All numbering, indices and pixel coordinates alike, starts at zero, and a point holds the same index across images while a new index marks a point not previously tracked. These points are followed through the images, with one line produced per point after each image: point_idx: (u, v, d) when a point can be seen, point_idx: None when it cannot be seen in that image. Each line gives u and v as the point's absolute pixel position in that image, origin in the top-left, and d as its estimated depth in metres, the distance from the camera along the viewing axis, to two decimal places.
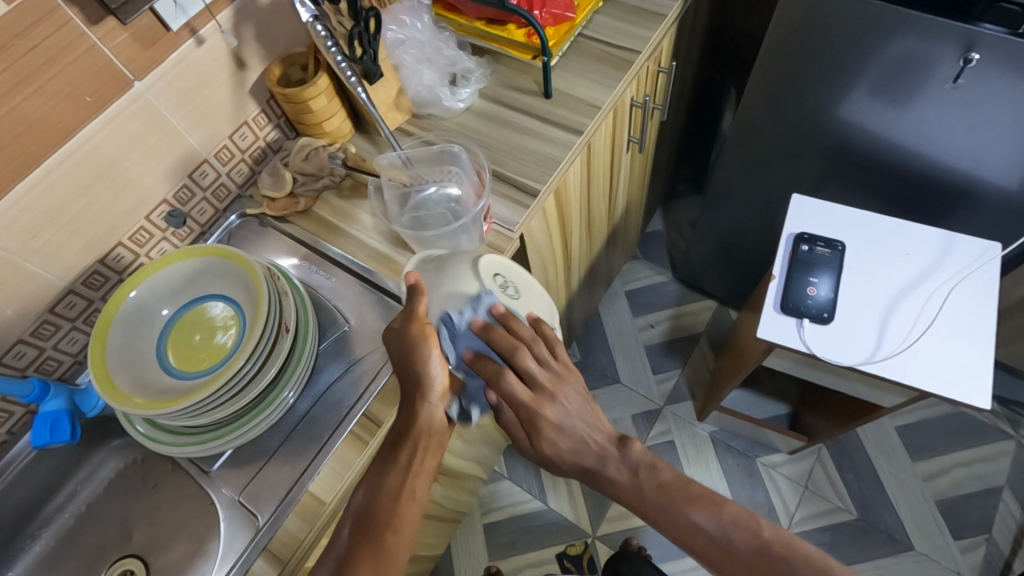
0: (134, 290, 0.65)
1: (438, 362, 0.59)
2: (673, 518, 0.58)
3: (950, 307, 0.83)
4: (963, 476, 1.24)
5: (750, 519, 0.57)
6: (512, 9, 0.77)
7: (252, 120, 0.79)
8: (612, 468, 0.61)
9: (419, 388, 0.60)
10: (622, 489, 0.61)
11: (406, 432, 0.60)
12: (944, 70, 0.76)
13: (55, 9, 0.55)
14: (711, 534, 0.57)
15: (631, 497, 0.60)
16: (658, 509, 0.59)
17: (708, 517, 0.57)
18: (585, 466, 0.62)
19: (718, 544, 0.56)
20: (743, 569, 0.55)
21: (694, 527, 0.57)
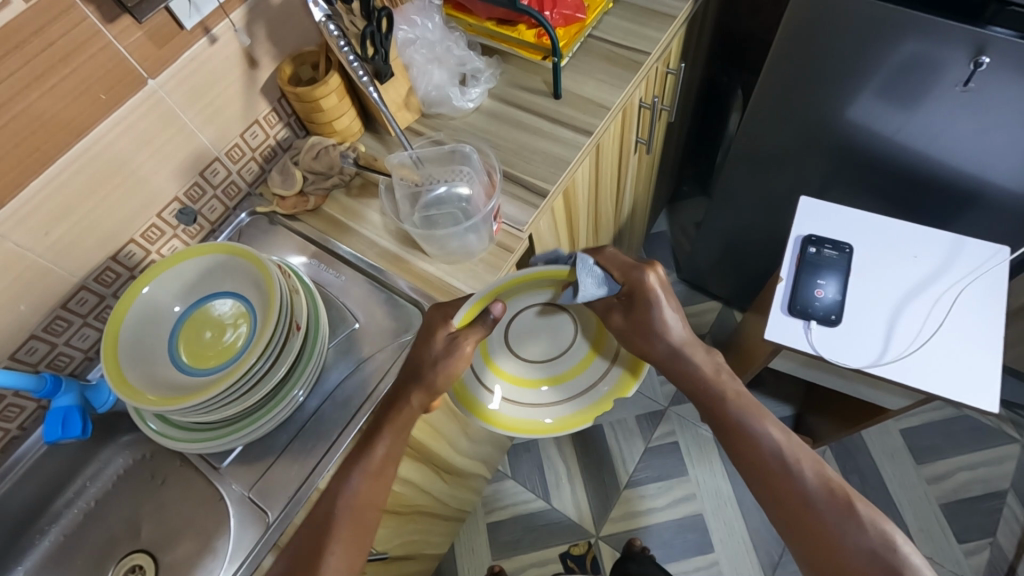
0: (147, 287, 0.65)
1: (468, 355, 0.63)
2: (746, 426, 0.63)
3: (959, 310, 0.83)
4: (967, 479, 1.24)
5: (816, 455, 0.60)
6: (523, 9, 0.77)
7: (263, 119, 0.79)
8: (699, 356, 0.67)
9: (408, 385, 0.62)
10: (699, 378, 0.67)
11: (386, 421, 0.62)
12: (954, 72, 0.76)
13: (72, 7, 0.56)
14: (778, 454, 0.60)
15: (712, 391, 0.66)
16: (734, 412, 0.64)
17: (778, 434, 0.62)
18: (671, 347, 0.66)
19: (784, 466, 0.59)
20: (805, 495, 0.58)
21: (762, 441, 0.61)
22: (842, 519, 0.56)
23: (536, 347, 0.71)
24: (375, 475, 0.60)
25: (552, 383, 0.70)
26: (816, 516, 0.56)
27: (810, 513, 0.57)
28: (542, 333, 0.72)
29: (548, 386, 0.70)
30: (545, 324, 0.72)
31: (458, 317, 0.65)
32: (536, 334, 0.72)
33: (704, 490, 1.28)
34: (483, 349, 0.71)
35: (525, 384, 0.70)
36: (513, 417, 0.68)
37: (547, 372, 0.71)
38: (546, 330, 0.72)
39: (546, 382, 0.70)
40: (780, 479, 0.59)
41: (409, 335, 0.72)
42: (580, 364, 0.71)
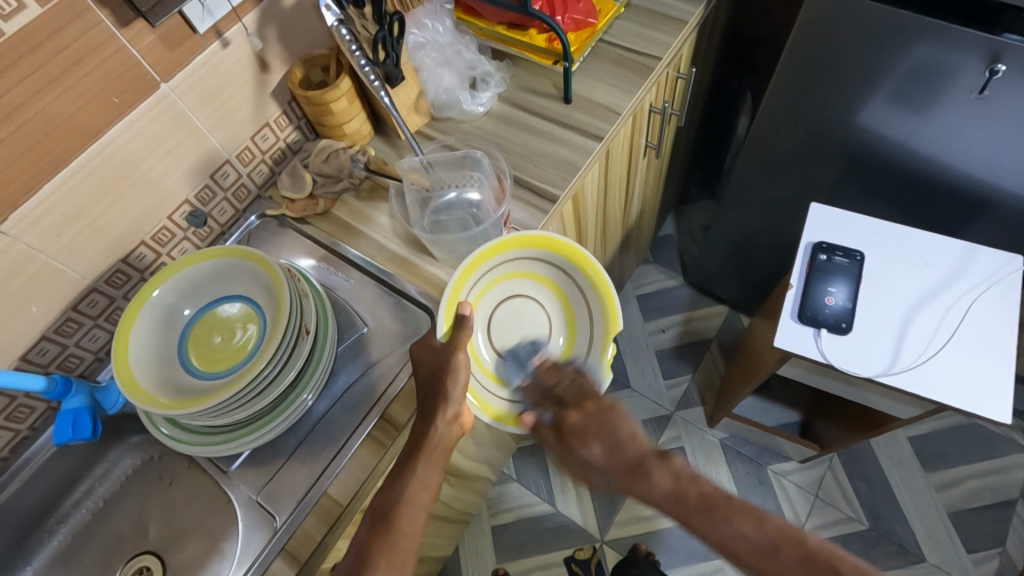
0: (158, 289, 0.65)
1: (465, 365, 0.62)
2: (715, 531, 0.53)
3: (973, 319, 0.82)
4: (975, 488, 1.23)
5: (796, 531, 0.52)
6: (534, 14, 0.77)
7: (274, 122, 0.79)
8: (656, 475, 0.57)
9: (434, 406, 0.62)
10: (659, 495, 0.57)
11: (418, 448, 0.61)
12: (968, 80, 0.76)
13: (86, 10, 0.56)
14: (760, 549, 0.52)
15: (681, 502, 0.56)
16: (699, 515, 0.54)
17: (753, 526, 0.53)
18: (630, 465, 0.59)
19: (769, 557, 0.51)
20: None
21: (738, 539, 0.53)
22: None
23: (528, 339, 0.74)
24: (415, 504, 0.59)
25: (563, 356, 0.74)
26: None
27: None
28: (522, 325, 0.75)
29: (561, 364, 0.74)
30: (520, 315, 0.75)
31: (441, 333, 0.66)
32: (518, 326, 0.74)
33: None
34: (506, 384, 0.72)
35: (556, 367, 0.73)
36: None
37: (550, 351, 0.74)
38: (524, 320, 0.75)
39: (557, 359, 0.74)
40: (773, 574, 0.51)
41: (417, 340, 0.72)
42: (569, 326, 0.75)
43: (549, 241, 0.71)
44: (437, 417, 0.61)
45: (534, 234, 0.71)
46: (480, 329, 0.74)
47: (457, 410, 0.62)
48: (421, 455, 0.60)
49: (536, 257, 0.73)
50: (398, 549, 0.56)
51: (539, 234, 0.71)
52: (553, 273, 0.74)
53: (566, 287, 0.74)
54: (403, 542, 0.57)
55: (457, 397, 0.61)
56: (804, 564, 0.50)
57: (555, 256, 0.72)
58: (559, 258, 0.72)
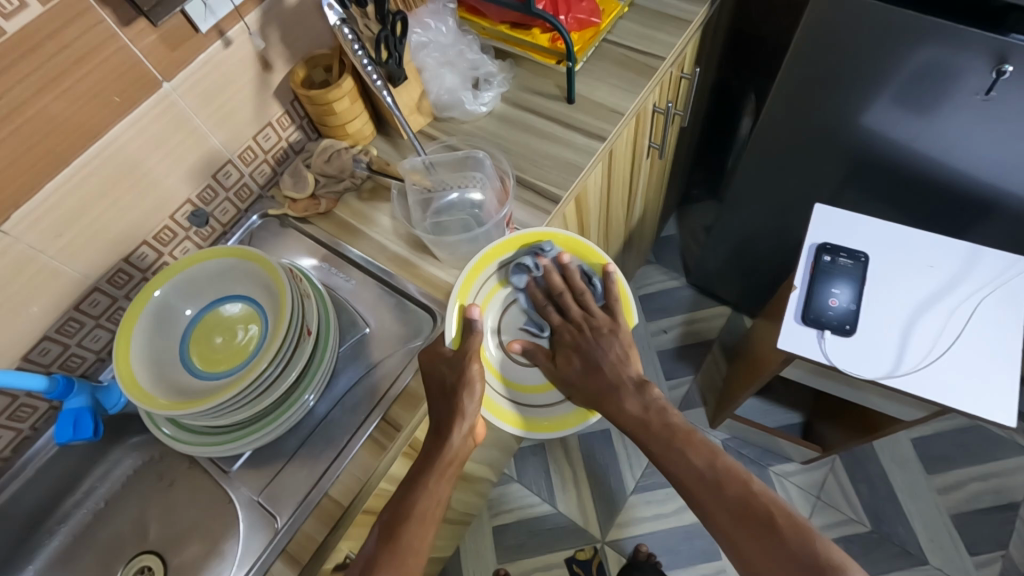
0: (159, 290, 0.65)
1: (478, 374, 0.65)
2: (671, 457, 0.67)
3: (977, 321, 0.81)
4: (978, 491, 1.23)
5: (742, 473, 0.64)
6: (538, 14, 0.77)
7: (276, 121, 0.79)
8: (631, 398, 0.72)
9: (447, 421, 0.63)
10: (629, 415, 0.71)
11: (431, 462, 0.63)
12: (974, 82, 0.75)
13: (87, 10, 0.56)
14: (703, 478, 0.64)
15: (644, 426, 0.70)
16: (660, 442, 0.68)
17: (704, 459, 0.65)
18: (607, 386, 0.73)
19: (710, 487, 0.63)
20: (729, 511, 0.61)
21: (687, 467, 0.65)
22: (768, 528, 0.59)
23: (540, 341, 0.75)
24: (427, 516, 0.60)
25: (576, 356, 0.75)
26: (740, 528, 0.60)
27: (736, 524, 0.60)
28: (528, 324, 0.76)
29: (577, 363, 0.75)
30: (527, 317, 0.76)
31: (449, 340, 0.68)
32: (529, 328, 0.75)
33: None
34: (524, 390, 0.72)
35: None
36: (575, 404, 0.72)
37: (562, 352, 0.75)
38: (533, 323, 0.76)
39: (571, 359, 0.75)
40: (709, 498, 0.63)
41: (418, 341, 0.71)
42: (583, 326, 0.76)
43: (552, 237, 0.74)
44: (453, 430, 0.63)
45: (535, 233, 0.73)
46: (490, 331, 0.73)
47: (470, 423, 0.64)
48: (435, 468, 0.62)
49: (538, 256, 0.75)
50: (408, 563, 0.57)
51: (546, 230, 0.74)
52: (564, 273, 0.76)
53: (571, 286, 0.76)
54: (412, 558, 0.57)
55: (470, 412, 0.63)
56: (739, 494, 0.62)
57: (559, 253, 0.75)
58: (562, 255, 0.75)
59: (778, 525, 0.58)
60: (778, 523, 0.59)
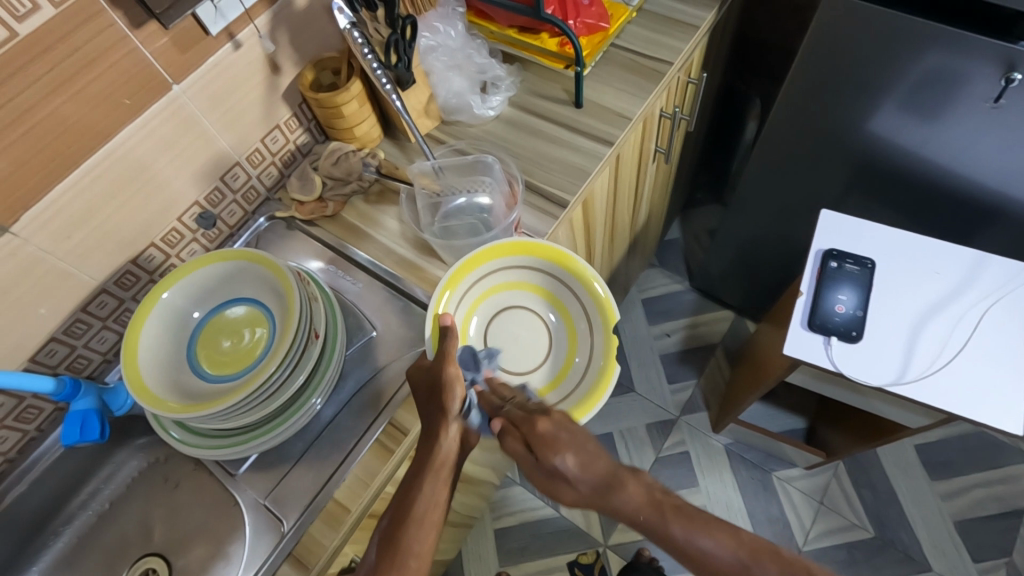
0: (167, 292, 0.65)
1: (457, 378, 0.60)
2: (691, 548, 0.51)
3: (984, 328, 0.81)
4: (982, 497, 1.22)
5: (767, 543, 0.51)
6: (547, 18, 0.77)
7: (284, 124, 0.79)
8: (628, 488, 0.54)
9: (440, 420, 0.60)
10: (634, 508, 0.54)
11: (425, 465, 0.59)
12: (983, 89, 0.75)
13: (99, 13, 0.56)
14: (732, 566, 0.49)
15: (650, 521, 0.53)
16: (675, 535, 0.51)
17: (728, 540, 0.50)
18: (595, 479, 0.56)
19: (747, 573, 0.49)
20: None
21: (713, 557, 0.50)
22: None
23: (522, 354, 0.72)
24: (424, 522, 0.56)
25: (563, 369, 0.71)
26: None
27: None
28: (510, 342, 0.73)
29: (558, 378, 0.71)
30: (511, 329, 0.73)
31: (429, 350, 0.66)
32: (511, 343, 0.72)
33: (714, 501, 1.27)
34: None
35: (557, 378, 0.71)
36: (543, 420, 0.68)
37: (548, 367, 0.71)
38: (515, 334, 0.73)
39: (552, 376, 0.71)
40: None
41: (425, 345, 0.72)
42: (568, 343, 0.72)
43: (530, 247, 0.71)
44: (440, 434, 0.59)
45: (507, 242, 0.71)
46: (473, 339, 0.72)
47: (460, 425, 0.60)
48: (431, 470, 0.58)
49: (517, 265, 0.72)
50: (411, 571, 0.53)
51: (521, 241, 0.71)
52: (549, 284, 0.73)
53: (559, 294, 0.73)
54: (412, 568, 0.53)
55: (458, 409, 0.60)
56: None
57: (539, 262, 0.71)
58: (543, 263, 0.71)
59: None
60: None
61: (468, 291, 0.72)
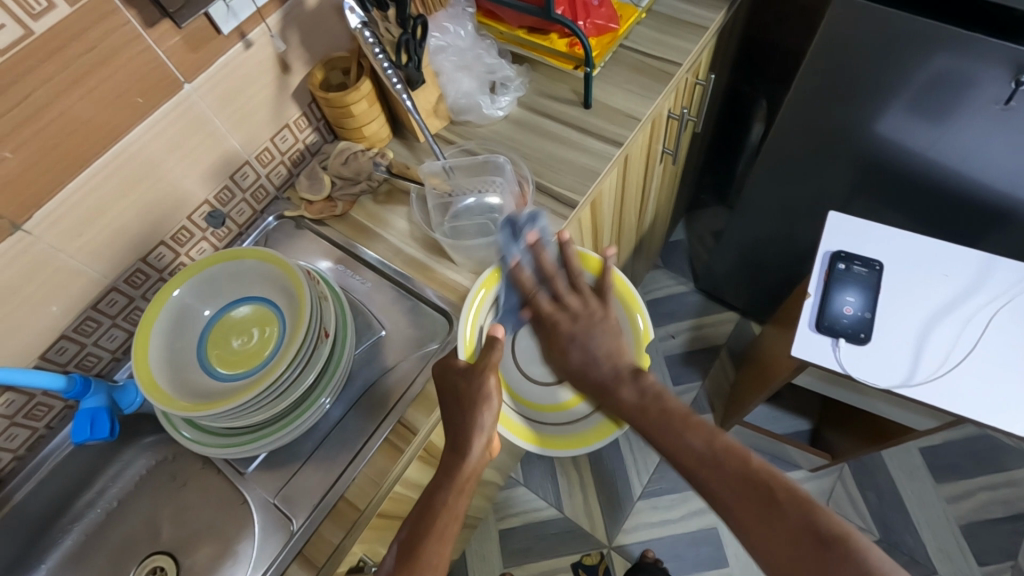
0: (177, 290, 0.65)
1: (494, 389, 0.61)
2: (669, 441, 0.63)
3: (992, 331, 0.81)
4: (987, 500, 1.22)
5: (738, 448, 0.60)
6: (557, 19, 0.77)
7: (293, 123, 0.79)
8: (626, 389, 0.67)
9: (466, 436, 0.60)
10: (629, 406, 0.66)
11: (449, 477, 0.60)
12: (993, 91, 0.75)
13: (113, 11, 0.56)
14: (700, 457, 0.61)
15: (640, 416, 0.65)
16: (657, 430, 0.64)
17: (701, 439, 0.62)
18: (601, 380, 0.68)
19: (713, 467, 0.60)
20: (731, 493, 0.58)
21: (685, 449, 0.62)
22: (778, 509, 0.55)
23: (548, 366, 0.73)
24: (444, 536, 0.57)
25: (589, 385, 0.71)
26: (745, 504, 0.56)
27: (744, 509, 0.56)
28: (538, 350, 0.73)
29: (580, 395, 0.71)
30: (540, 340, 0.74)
31: (462, 351, 0.65)
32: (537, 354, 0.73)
33: None
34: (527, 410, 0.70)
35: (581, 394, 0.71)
36: (550, 434, 0.68)
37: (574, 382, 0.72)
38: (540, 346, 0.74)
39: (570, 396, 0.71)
40: (711, 480, 0.59)
41: (433, 345, 0.71)
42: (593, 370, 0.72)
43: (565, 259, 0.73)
44: (470, 447, 0.60)
45: None
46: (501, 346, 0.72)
47: (488, 438, 0.61)
48: (454, 485, 0.59)
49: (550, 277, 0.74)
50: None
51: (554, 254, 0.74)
52: None
53: None
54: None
55: (487, 427, 0.60)
56: (743, 471, 0.58)
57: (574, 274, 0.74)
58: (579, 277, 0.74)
59: (785, 510, 0.54)
60: (786, 505, 0.55)
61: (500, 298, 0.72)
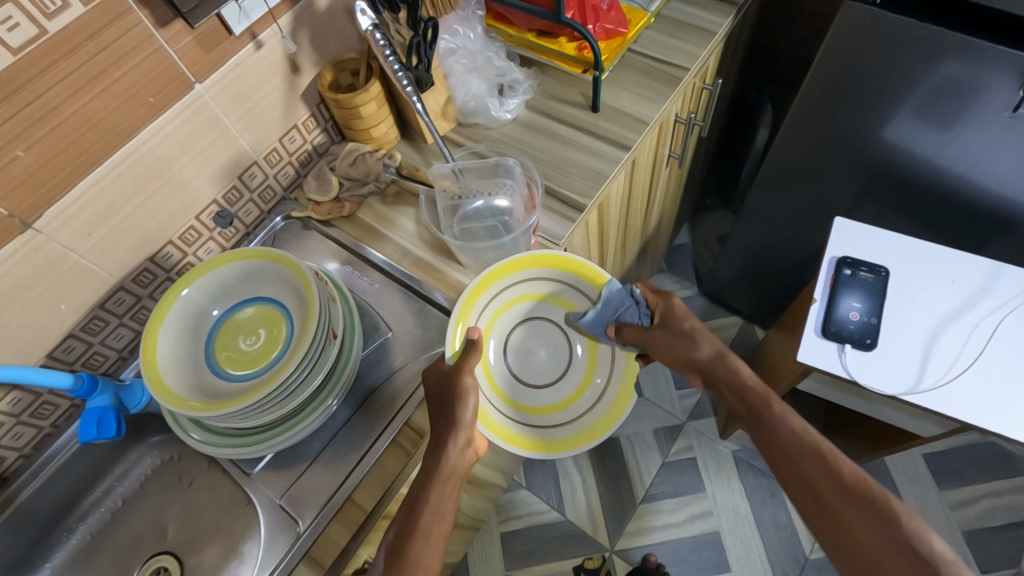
0: (186, 290, 0.65)
1: (473, 388, 0.64)
2: (772, 424, 0.63)
3: (1000, 338, 0.81)
4: (991, 507, 1.22)
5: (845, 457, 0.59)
6: (566, 22, 0.77)
7: (302, 124, 0.79)
8: (735, 361, 0.70)
9: (445, 434, 0.61)
10: (739, 379, 0.69)
11: (430, 476, 0.59)
12: (1001, 98, 0.74)
13: (126, 11, 0.56)
14: (807, 449, 0.60)
15: (745, 390, 0.68)
16: (764, 412, 0.64)
17: (801, 425, 0.62)
18: (703, 355, 0.72)
19: (822, 461, 0.58)
20: (832, 487, 0.56)
21: (791, 434, 0.62)
22: (867, 507, 0.54)
23: (544, 365, 0.77)
24: (429, 536, 0.55)
25: (584, 383, 0.76)
26: (843, 502, 0.55)
27: (829, 493, 0.56)
28: (535, 349, 0.78)
29: (576, 394, 0.76)
30: (533, 340, 0.78)
31: (449, 354, 0.68)
32: (533, 353, 0.77)
33: (721, 508, 1.27)
34: (524, 408, 0.75)
35: (576, 393, 0.76)
36: (499, 422, 0.73)
37: (570, 380, 0.76)
38: (544, 341, 0.78)
39: (508, 389, 0.75)
40: (812, 472, 0.58)
41: (439, 347, 0.72)
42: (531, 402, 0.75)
43: (558, 259, 0.75)
44: (449, 444, 0.61)
45: (532, 256, 0.75)
46: (498, 347, 0.77)
47: (468, 437, 0.62)
48: (437, 483, 0.58)
49: (541, 278, 0.76)
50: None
51: (548, 254, 0.75)
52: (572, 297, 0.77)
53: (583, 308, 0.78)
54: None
55: (468, 422, 0.62)
56: (854, 473, 0.56)
57: (563, 273, 0.76)
58: (568, 275, 0.76)
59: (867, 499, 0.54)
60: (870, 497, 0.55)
61: (496, 300, 0.75)
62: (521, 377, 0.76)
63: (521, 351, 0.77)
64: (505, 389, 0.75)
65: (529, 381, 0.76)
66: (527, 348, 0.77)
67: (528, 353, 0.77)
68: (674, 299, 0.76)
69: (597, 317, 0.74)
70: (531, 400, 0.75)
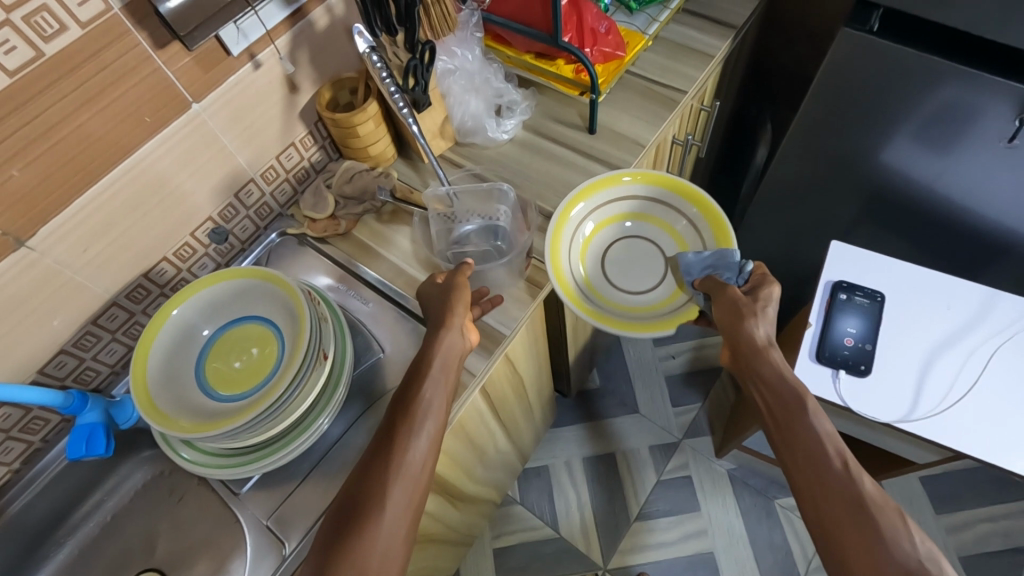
0: (177, 309, 0.65)
1: (462, 283, 0.67)
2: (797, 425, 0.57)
3: (995, 367, 0.80)
4: (988, 531, 1.21)
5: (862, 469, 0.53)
6: (564, 46, 0.78)
7: (299, 142, 0.80)
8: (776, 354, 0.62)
9: (443, 324, 0.63)
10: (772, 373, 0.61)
11: (426, 362, 0.60)
12: (997, 128, 0.75)
13: (125, 33, 0.56)
14: (827, 459, 0.54)
15: (778, 383, 0.60)
16: (792, 414, 0.58)
17: (827, 427, 0.57)
18: (754, 345, 0.63)
19: (842, 474, 0.53)
20: (842, 507, 0.51)
21: (815, 439, 0.56)
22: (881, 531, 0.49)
23: (636, 275, 0.78)
24: (433, 411, 0.57)
25: (666, 298, 0.76)
26: (851, 521, 0.51)
27: (842, 520, 0.51)
28: (630, 259, 0.79)
29: (652, 303, 0.76)
30: (632, 254, 0.79)
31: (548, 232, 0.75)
32: (627, 264, 0.79)
33: (716, 528, 1.26)
34: (603, 298, 0.76)
35: (656, 302, 0.75)
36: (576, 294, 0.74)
37: (654, 292, 0.77)
38: (641, 257, 0.79)
39: (591, 275, 0.78)
40: (830, 487, 0.53)
41: None
42: (591, 287, 0.77)
43: (672, 182, 0.78)
44: (447, 330, 0.62)
45: (648, 176, 0.78)
46: (597, 249, 0.79)
47: (462, 322, 0.64)
48: (433, 376, 0.59)
49: (653, 199, 0.79)
50: (414, 478, 0.54)
51: (659, 177, 0.78)
52: (679, 225, 0.78)
53: (687, 236, 0.78)
54: (416, 453, 0.55)
55: (462, 311, 0.64)
56: (877, 490, 0.52)
57: (676, 198, 0.78)
58: (680, 201, 0.78)
59: (879, 524, 0.50)
60: (889, 522, 0.50)
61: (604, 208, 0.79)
62: (608, 278, 0.78)
63: (617, 258, 0.79)
64: (592, 280, 0.77)
65: (614, 282, 0.78)
66: (618, 261, 0.79)
67: (622, 262, 0.79)
68: (769, 286, 0.66)
69: (697, 260, 0.72)
70: (611, 295, 0.77)
